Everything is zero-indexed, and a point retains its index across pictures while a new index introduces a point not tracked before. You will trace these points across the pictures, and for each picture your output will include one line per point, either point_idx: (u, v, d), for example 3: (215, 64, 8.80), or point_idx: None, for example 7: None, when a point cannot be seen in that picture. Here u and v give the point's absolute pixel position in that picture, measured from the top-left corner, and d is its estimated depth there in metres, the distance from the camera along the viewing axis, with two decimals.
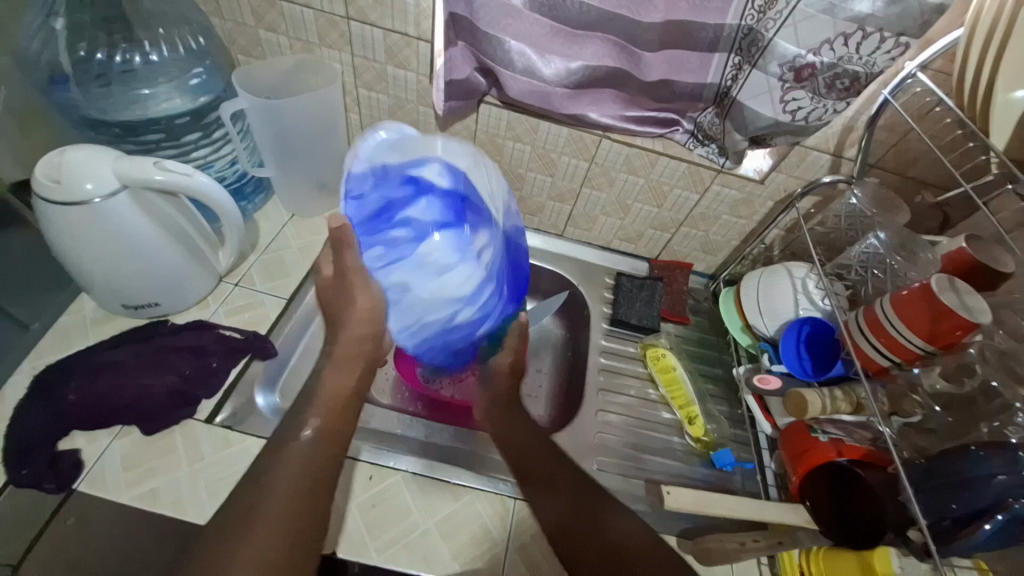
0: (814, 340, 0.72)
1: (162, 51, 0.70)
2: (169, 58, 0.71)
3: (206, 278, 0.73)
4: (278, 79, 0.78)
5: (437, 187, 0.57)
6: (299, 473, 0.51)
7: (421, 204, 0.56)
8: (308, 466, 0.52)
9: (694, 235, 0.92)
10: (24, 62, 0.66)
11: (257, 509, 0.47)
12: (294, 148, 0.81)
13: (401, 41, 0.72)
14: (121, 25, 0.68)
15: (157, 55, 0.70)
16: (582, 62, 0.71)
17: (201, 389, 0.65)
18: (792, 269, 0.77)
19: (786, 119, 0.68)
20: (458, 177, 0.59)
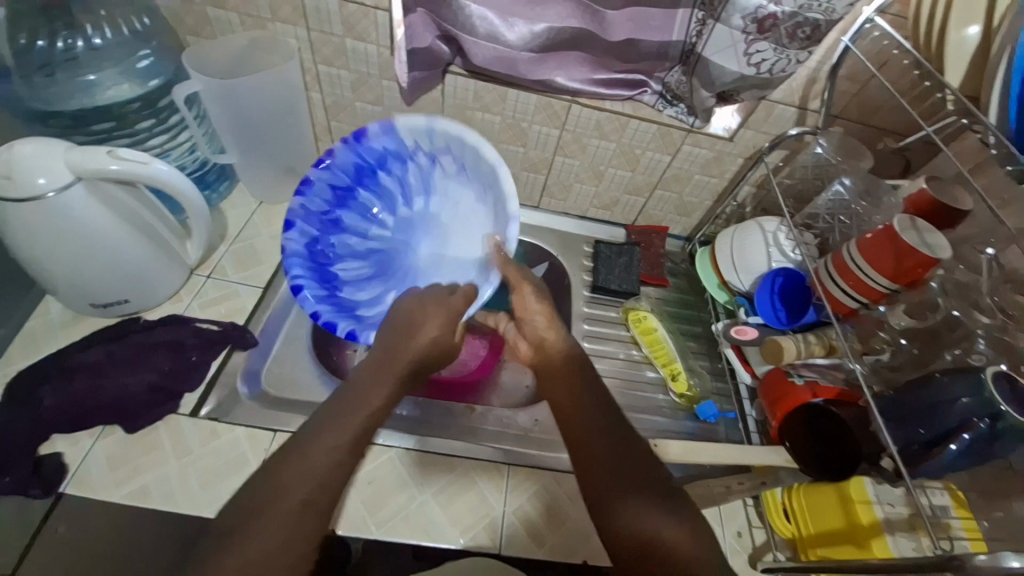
0: (787, 291, 0.74)
1: (105, 34, 0.67)
2: (114, 42, 0.67)
3: (177, 272, 0.71)
4: (236, 57, 0.76)
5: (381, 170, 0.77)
6: None
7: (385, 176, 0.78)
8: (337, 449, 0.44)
9: (668, 197, 0.93)
10: None
11: None
12: (256, 131, 0.79)
13: (357, 11, 0.70)
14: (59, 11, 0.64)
15: (101, 39, 0.66)
16: (546, 24, 0.70)
17: (183, 384, 0.64)
18: (764, 223, 0.79)
19: (752, 72, 0.69)
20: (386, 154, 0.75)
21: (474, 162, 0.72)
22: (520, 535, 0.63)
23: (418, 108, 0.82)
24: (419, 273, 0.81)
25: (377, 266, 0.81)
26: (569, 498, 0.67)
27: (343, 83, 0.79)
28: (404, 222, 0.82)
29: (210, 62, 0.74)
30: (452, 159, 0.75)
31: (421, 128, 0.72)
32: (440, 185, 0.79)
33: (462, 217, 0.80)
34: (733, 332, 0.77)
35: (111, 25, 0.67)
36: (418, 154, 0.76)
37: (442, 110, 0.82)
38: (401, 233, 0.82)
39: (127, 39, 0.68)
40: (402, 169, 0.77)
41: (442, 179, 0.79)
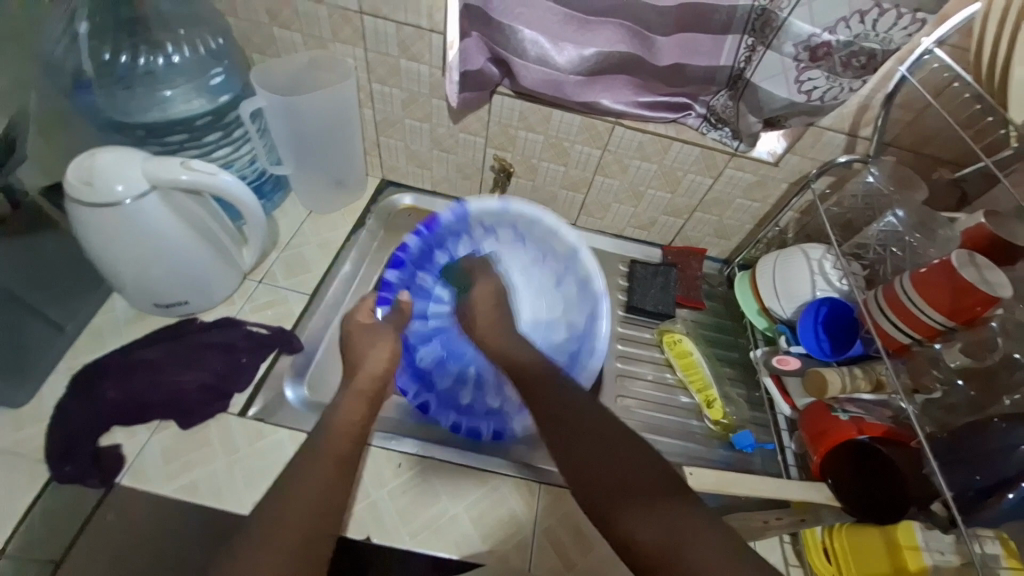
0: (832, 321, 0.73)
1: (183, 52, 0.71)
2: (189, 59, 0.71)
3: (232, 275, 0.74)
4: (296, 74, 0.80)
5: (435, 252, 0.82)
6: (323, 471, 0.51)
7: (439, 256, 0.82)
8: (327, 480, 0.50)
9: (708, 220, 0.93)
10: (48, 67, 0.67)
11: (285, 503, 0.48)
12: (311, 144, 0.83)
13: (413, 34, 0.73)
14: (140, 29, 0.69)
15: (178, 56, 0.71)
16: (595, 49, 0.71)
17: (232, 385, 0.67)
18: (808, 250, 0.78)
19: (802, 100, 0.68)
20: (462, 225, 0.81)
21: (541, 237, 0.81)
22: (549, 555, 0.63)
23: (464, 126, 0.84)
24: (485, 342, 0.82)
25: (447, 341, 0.82)
26: (599, 521, 0.66)
27: (394, 101, 0.83)
28: (458, 291, 0.84)
29: (274, 78, 0.79)
30: (515, 230, 0.83)
31: (499, 204, 0.80)
32: (502, 250, 0.84)
33: (535, 278, 0.84)
34: (775, 362, 0.74)
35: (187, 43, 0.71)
36: (478, 230, 0.83)
37: (486, 128, 0.84)
38: (460, 304, 0.83)
39: (203, 57, 0.72)
40: (460, 248, 0.83)
41: (497, 246, 0.84)
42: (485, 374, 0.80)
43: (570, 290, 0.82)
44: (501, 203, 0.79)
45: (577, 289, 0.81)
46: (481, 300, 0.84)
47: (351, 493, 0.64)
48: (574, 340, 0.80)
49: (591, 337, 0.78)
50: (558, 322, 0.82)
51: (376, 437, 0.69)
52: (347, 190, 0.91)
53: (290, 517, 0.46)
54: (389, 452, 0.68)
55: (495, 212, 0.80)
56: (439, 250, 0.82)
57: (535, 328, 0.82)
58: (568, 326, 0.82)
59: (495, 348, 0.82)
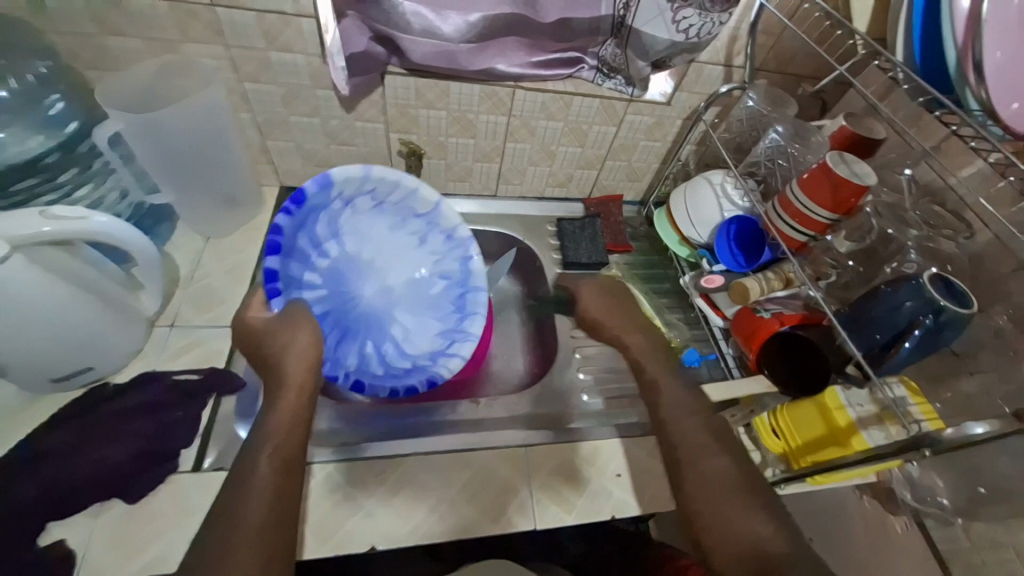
0: (741, 236, 0.81)
1: (9, 84, 0.59)
2: (19, 91, 0.60)
3: (137, 325, 0.66)
4: (144, 90, 0.69)
5: (302, 235, 0.71)
6: (268, 482, 0.46)
7: (301, 240, 0.70)
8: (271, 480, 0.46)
9: (619, 165, 0.98)
10: None
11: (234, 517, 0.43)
12: (186, 163, 0.73)
13: (278, 21, 0.66)
14: None
15: (4, 91, 0.59)
16: (479, 15, 0.70)
17: (176, 441, 0.61)
18: (710, 177, 0.84)
19: (681, 39, 0.73)
20: (320, 200, 0.70)
21: (404, 196, 0.74)
22: (548, 508, 0.66)
23: (360, 114, 0.79)
24: (375, 319, 0.76)
25: (335, 324, 0.73)
26: (585, 464, 0.70)
27: (274, 99, 0.75)
28: (329, 277, 0.74)
29: (114, 97, 0.66)
30: (368, 199, 0.74)
31: (351, 173, 0.70)
32: (349, 226, 0.75)
33: (387, 252, 0.77)
34: (704, 283, 0.83)
35: (12, 74, 0.60)
36: (335, 203, 0.72)
37: (384, 113, 0.80)
38: (335, 289, 0.74)
39: (33, 87, 0.61)
40: (315, 226, 0.72)
41: (354, 221, 0.75)
42: (381, 343, 0.76)
43: (436, 249, 0.78)
44: (353, 172, 0.70)
45: (444, 244, 0.78)
46: (349, 275, 0.75)
47: (340, 512, 0.62)
48: (454, 295, 0.78)
49: (473, 275, 0.77)
50: (433, 280, 0.78)
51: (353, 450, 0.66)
52: (241, 206, 0.83)
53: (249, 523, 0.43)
54: (370, 460, 0.66)
55: (351, 180, 0.71)
56: (302, 235, 0.71)
57: (382, 308, 0.77)
58: (444, 281, 0.78)
59: (387, 324, 0.77)
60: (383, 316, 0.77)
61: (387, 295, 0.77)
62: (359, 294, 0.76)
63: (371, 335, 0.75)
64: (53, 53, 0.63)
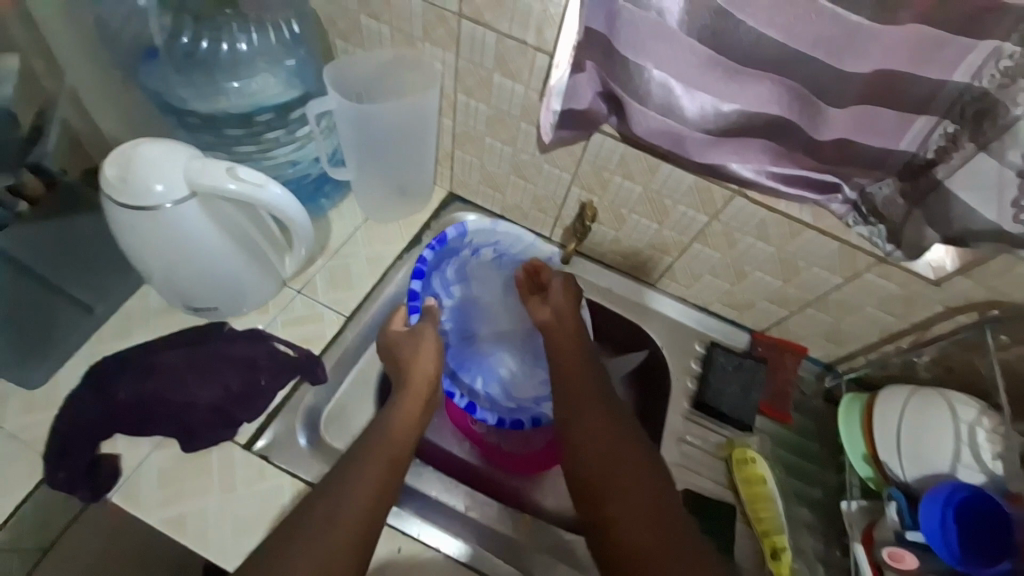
0: (968, 513, 0.55)
1: (252, 38, 0.64)
2: (257, 47, 0.65)
3: (269, 284, 0.68)
4: (375, 75, 0.70)
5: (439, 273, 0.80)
6: (375, 487, 0.52)
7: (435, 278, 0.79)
8: (379, 478, 0.53)
9: (820, 319, 0.76)
10: (109, 36, 0.62)
11: (339, 506, 0.50)
12: (382, 148, 0.73)
13: (515, 48, 0.61)
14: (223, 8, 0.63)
15: (247, 44, 0.65)
16: (737, 106, 0.54)
17: (243, 411, 0.62)
18: (958, 412, 0.60)
19: (1017, 230, 0.51)
20: (457, 241, 0.81)
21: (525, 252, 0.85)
22: None
23: (552, 158, 0.72)
24: (489, 356, 0.81)
25: (454, 356, 0.79)
26: None
27: (478, 116, 0.72)
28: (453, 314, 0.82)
29: (347, 74, 0.68)
30: (493, 250, 0.84)
31: (481, 226, 0.83)
32: (477, 273, 0.83)
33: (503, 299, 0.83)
34: (887, 558, 0.58)
35: (259, 30, 0.64)
36: (465, 251, 0.83)
37: (577, 165, 0.71)
38: (458, 325, 0.81)
39: (271, 45, 0.65)
40: (448, 267, 0.81)
41: (479, 271, 0.83)
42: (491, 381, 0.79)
43: None
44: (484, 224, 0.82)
45: None
46: (470, 314, 0.82)
47: None
48: None
49: (583, 329, 0.78)
50: None
51: None
52: (411, 199, 0.82)
53: (347, 517, 0.49)
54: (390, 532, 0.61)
55: (480, 230, 0.83)
56: (437, 276, 0.80)
57: (496, 349, 0.82)
58: None
59: (500, 363, 0.81)
60: (494, 357, 0.81)
61: (502, 339, 0.82)
62: (477, 333, 0.82)
63: (485, 370, 0.80)
64: (306, 15, 0.65)
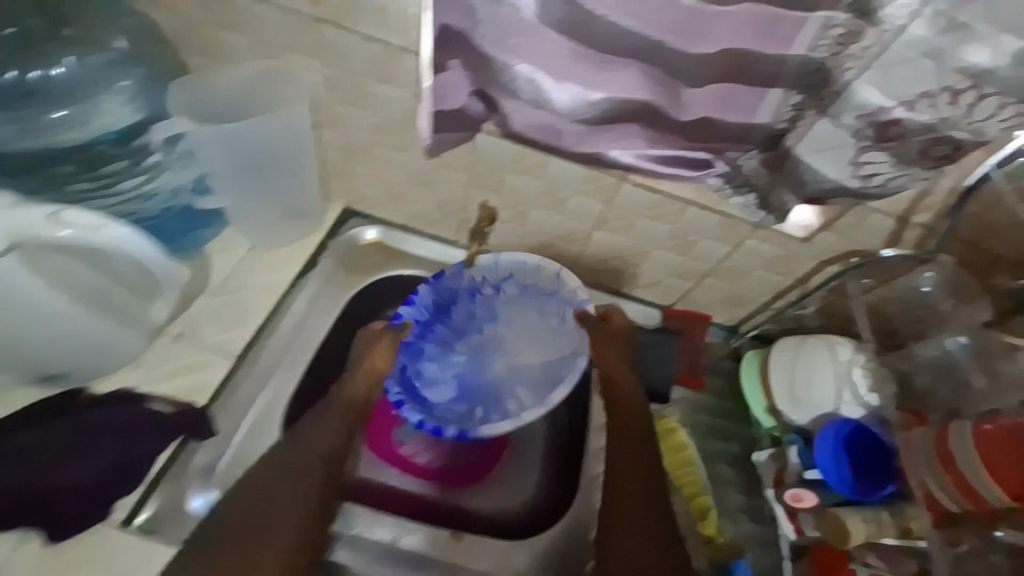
0: (857, 442, 0.61)
1: (68, 63, 0.54)
2: (77, 72, 0.55)
3: (140, 335, 0.62)
4: (237, 91, 0.63)
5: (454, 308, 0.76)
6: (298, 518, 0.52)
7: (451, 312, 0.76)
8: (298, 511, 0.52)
9: (720, 287, 0.81)
10: None
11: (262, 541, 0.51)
12: (249, 169, 0.67)
13: (383, 53, 0.57)
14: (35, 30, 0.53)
15: (63, 68, 0.54)
16: (606, 94, 0.55)
17: (117, 486, 0.58)
18: (837, 352, 0.67)
19: (856, 185, 0.58)
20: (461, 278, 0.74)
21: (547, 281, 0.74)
22: None
23: (444, 161, 0.70)
24: (500, 389, 0.77)
25: (461, 387, 0.77)
26: None
27: (362, 127, 0.66)
28: (478, 347, 0.78)
29: (189, 95, 0.61)
30: (517, 286, 0.76)
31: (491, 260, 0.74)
32: (506, 309, 0.78)
33: (524, 331, 0.78)
34: (789, 499, 0.64)
35: (77, 53, 0.54)
36: (486, 288, 0.76)
37: (470, 166, 0.69)
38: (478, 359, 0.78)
39: (94, 67, 0.56)
40: (469, 306, 0.77)
41: (510, 309, 0.78)
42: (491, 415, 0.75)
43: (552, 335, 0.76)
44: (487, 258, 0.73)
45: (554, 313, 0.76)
46: (478, 352, 0.78)
47: None
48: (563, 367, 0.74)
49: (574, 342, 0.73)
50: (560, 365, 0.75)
51: None
52: (306, 218, 0.76)
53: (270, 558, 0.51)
54: None
55: (490, 263, 0.74)
56: (462, 310, 0.77)
57: (511, 381, 0.77)
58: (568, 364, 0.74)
59: (508, 396, 0.77)
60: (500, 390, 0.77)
61: (518, 372, 0.77)
62: (486, 371, 0.78)
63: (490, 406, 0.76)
64: (135, 30, 0.56)
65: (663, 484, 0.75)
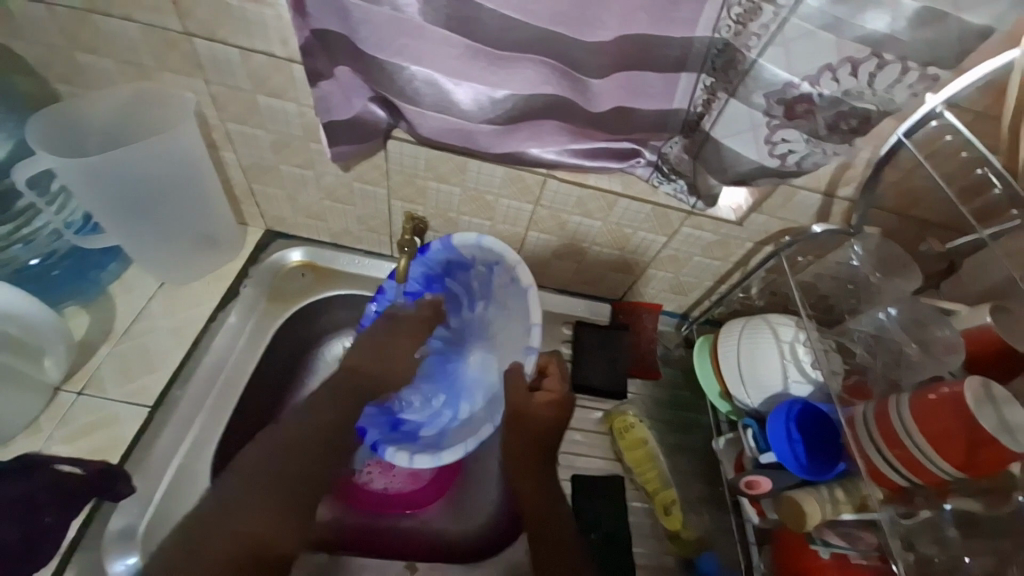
0: (806, 419, 0.60)
1: None
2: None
3: (31, 395, 0.57)
4: (118, 116, 0.59)
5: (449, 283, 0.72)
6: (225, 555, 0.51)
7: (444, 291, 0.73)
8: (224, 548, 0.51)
9: (663, 276, 0.80)
10: None
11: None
12: (144, 203, 0.62)
13: (268, 64, 0.53)
14: None
15: None
16: (509, 92, 0.52)
17: (27, 564, 0.51)
18: (780, 332, 0.66)
19: (774, 164, 0.53)
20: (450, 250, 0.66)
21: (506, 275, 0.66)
22: None
23: (359, 175, 0.66)
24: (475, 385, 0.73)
25: (444, 373, 0.75)
26: None
27: (262, 144, 0.63)
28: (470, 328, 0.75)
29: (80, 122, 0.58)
30: (509, 276, 0.66)
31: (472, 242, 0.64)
32: (499, 294, 0.70)
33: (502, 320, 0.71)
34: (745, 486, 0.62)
35: None
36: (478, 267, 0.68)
37: (387, 178, 0.66)
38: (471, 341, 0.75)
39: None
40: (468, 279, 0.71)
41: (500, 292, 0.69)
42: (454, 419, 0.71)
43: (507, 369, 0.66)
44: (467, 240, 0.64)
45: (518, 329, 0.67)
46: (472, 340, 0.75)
47: None
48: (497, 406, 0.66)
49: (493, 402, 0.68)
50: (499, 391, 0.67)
51: None
52: (221, 248, 0.72)
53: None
54: None
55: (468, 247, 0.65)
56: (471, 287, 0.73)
57: (483, 380, 0.72)
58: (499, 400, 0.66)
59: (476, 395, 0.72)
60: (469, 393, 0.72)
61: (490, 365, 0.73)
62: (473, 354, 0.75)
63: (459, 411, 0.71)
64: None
65: (623, 484, 0.71)
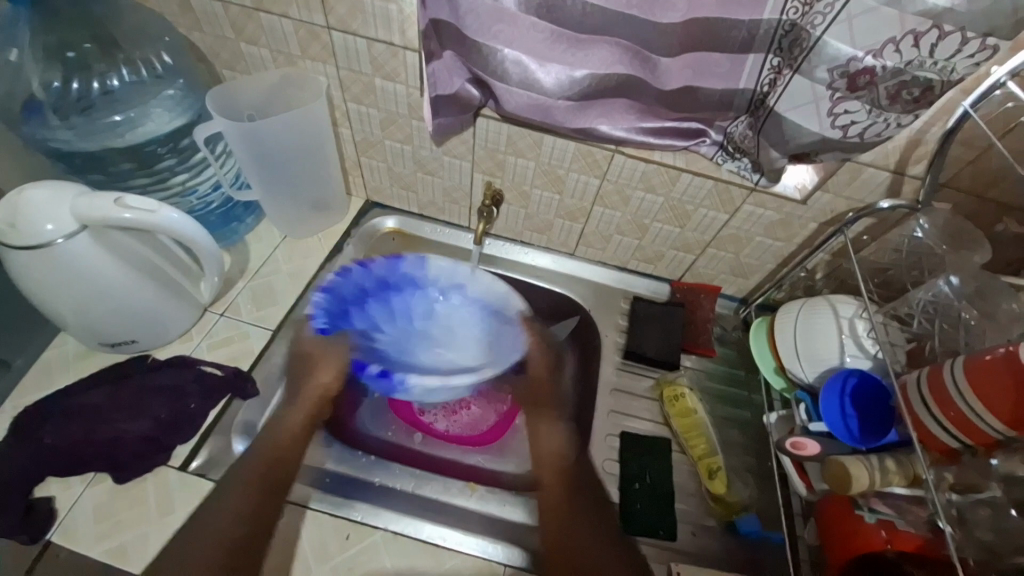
0: (862, 395, 0.61)
1: (122, 75, 0.67)
2: (129, 83, 0.68)
3: (188, 310, 0.71)
4: (264, 94, 0.73)
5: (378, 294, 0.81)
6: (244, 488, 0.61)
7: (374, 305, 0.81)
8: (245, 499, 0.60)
9: (723, 256, 0.82)
10: None
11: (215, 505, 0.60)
12: (281, 168, 0.75)
13: (386, 51, 0.65)
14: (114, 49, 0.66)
15: (118, 81, 0.67)
16: (587, 71, 0.60)
17: (175, 436, 0.64)
18: (839, 308, 0.67)
19: (836, 135, 0.57)
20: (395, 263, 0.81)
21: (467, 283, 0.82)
22: None
23: (448, 149, 0.76)
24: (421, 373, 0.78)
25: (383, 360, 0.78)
26: None
27: (372, 121, 0.75)
28: (394, 342, 0.81)
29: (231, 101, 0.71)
30: (461, 295, 0.83)
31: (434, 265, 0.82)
32: (444, 316, 0.84)
33: (459, 338, 0.83)
34: (790, 446, 0.62)
35: (129, 67, 0.67)
36: (433, 288, 0.83)
37: (472, 152, 0.76)
38: (399, 346, 0.81)
39: (144, 79, 0.68)
40: (409, 296, 0.83)
41: (449, 309, 0.84)
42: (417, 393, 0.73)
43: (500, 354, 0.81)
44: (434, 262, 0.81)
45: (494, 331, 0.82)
46: (398, 345, 0.81)
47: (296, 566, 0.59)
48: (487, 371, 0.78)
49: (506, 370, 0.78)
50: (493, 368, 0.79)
51: (314, 499, 0.64)
52: (329, 212, 0.85)
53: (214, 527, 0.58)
54: (323, 517, 0.63)
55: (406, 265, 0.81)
56: (404, 305, 0.83)
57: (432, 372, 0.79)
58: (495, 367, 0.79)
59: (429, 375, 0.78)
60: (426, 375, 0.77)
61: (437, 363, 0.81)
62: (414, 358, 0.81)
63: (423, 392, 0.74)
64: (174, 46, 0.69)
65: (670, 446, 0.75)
